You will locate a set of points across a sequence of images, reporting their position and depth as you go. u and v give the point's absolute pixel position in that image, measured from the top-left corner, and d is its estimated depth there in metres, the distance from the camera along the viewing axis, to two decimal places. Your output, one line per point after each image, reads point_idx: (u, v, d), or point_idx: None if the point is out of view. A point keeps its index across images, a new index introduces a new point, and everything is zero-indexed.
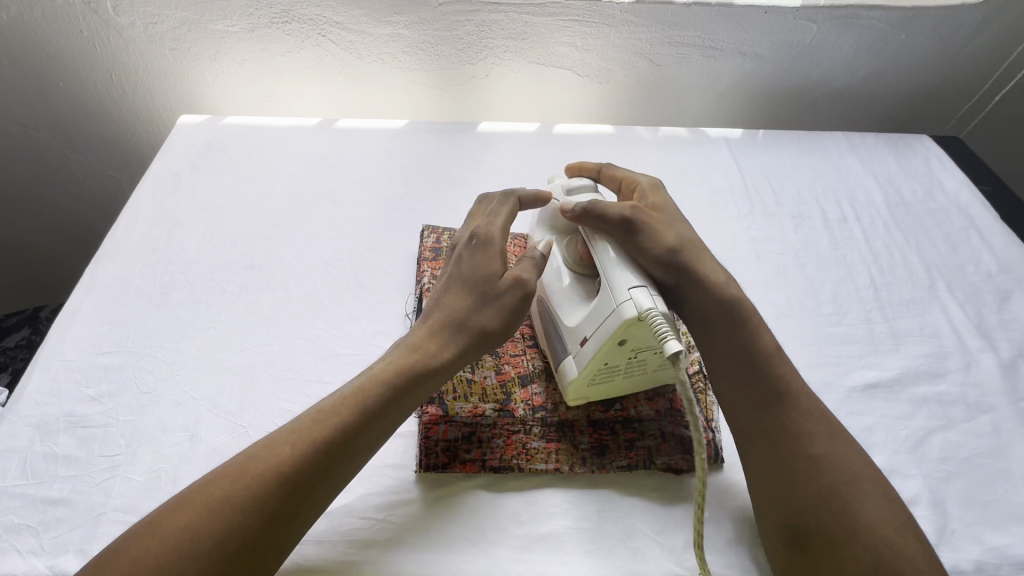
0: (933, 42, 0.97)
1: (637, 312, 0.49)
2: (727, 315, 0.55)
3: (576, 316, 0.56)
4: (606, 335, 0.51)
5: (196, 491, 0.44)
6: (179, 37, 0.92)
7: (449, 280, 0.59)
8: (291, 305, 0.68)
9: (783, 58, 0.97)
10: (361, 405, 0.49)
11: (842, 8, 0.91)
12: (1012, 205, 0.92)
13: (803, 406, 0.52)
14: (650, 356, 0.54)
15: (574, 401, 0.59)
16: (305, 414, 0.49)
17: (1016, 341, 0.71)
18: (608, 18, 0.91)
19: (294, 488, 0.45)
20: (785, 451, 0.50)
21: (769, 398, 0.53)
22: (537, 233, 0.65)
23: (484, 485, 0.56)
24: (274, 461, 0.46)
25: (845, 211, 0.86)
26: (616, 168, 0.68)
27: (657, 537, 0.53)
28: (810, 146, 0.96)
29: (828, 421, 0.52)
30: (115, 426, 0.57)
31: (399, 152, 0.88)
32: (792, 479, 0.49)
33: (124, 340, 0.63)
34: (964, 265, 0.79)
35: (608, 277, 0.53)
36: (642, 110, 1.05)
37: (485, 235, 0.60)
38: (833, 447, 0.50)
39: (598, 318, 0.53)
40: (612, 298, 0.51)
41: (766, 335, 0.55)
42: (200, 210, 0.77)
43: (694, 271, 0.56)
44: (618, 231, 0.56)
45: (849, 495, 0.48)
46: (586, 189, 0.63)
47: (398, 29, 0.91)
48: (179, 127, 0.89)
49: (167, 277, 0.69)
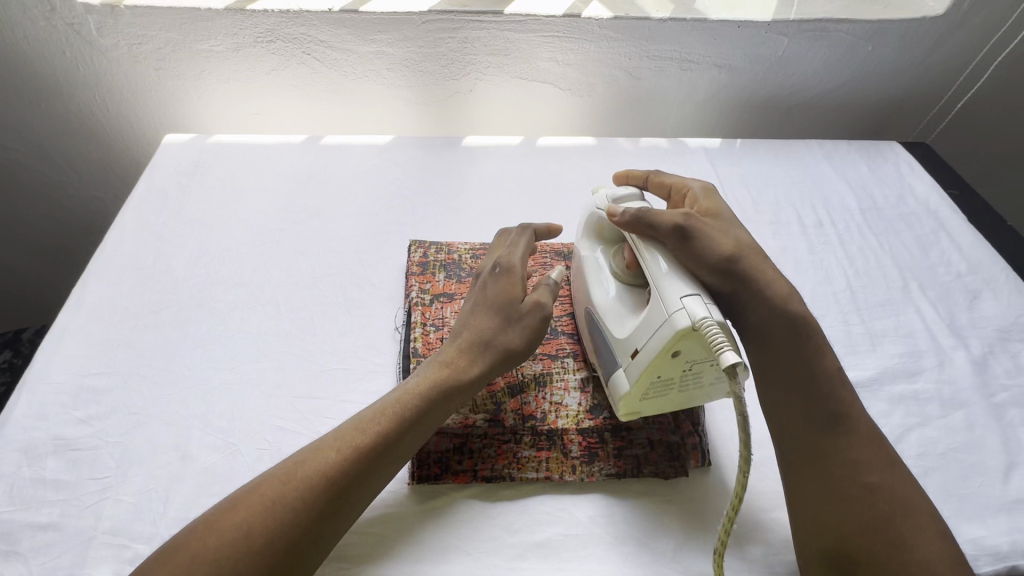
0: (901, 52, 1.01)
1: (691, 322, 0.49)
2: (788, 326, 0.56)
3: (626, 327, 0.56)
4: (658, 346, 0.51)
5: (242, 494, 0.47)
6: (164, 57, 0.93)
7: (472, 305, 0.62)
8: (280, 322, 0.68)
9: (757, 70, 1.00)
10: (397, 415, 0.52)
11: (811, 22, 0.94)
12: (979, 207, 0.96)
13: (862, 433, 0.53)
14: (706, 369, 0.53)
15: (622, 414, 0.58)
16: (344, 424, 0.52)
17: (986, 339, 0.73)
18: (587, 33, 0.93)
19: (333, 494, 0.47)
20: (843, 477, 0.51)
21: (830, 422, 0.53)
22: (582, 245, 0.67)
23: (477, 495, 0.57)
24: (316, 466, 0.48)
25: (821, 216, 0.89)
26: (663, 174, 0.68)
27: (648, 541, 0.54)
28: (786, 154, 0.99)
29: (886, 449, 0.53)
30: (104, 448, 0.57)
31: (385, 167, 0.90)
32: (846, 505, 0.50)
33: (112, 361, 0.63)
34: (935, 266, 0.82)
35: (659, 286, 0.53)
36: (623, 122, 1.08)
37: (507, 262, 0.64)
38: (892, 476, 0.51)
39: (650, 329, 0.52)
40: (665, 309, 0.51)
41: (826, 354, 0.55)
42: (187, 229, 0.78)
43: (749, 280, 0.56)
44: (669, 237, 0.56)
45: (903, 525, 0.49)
46: (635, 197, 0.63)
47: (382, 47, 0.93)
48: (165, 146, 0.90)
49: (155, 297, 0.69)
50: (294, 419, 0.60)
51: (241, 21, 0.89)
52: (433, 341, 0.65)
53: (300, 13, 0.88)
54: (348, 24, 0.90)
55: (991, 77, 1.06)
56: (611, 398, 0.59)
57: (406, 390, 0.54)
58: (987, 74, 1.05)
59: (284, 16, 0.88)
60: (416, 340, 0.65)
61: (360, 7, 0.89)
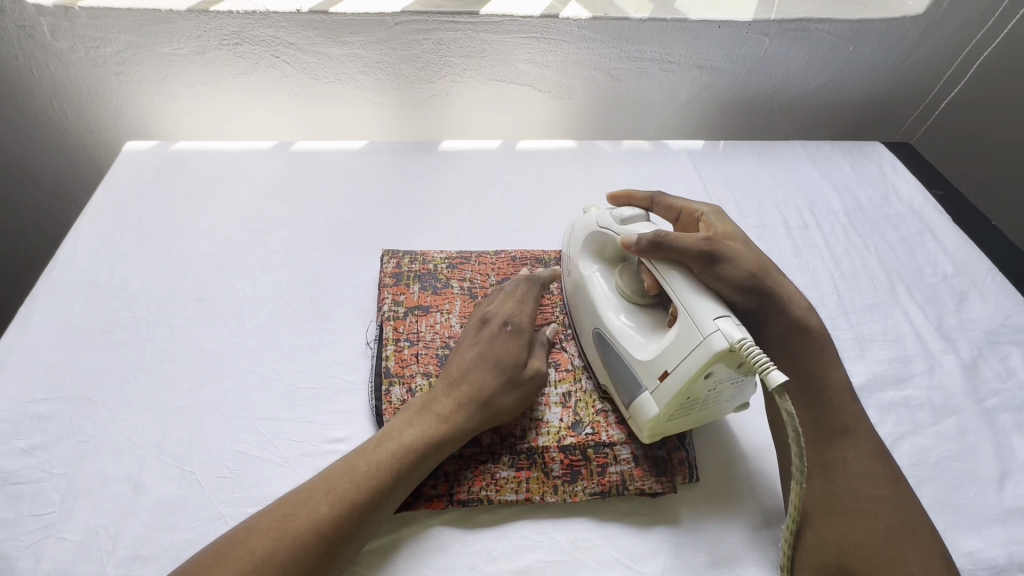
0: (882, 52, 1.00)
1: (729, 344, 0.46)
2: (808, 341, 0.55)
3: (649, 350, 0.53)
4: (693, 368, 0.48)
5: (229, 543, 0.44)
6: (124, 61, 0.89)
7: (472, 353, 0.58)
8: (245, 339, 0.64)
9: (739, 70, 0.99)
10: (394, 464, 0.50)
11: (791, 21, 0.93)
12: (963, 207, 0.95)
13: (869, 447, 0.51)
14: (729, 388, 0.51)
15: (645, 437, 0.55)
16: (334, 472, 0.49)
17: (975, 342, 0.72)
18: (565, 35, 0.91)
19: (324, 552, 0.44)
20: (847, 492, 0.49)
21: (838, 435, 0.52)
22: (582, 262, 0.64)
23: (452, 521, 0.53)
24: (307, 519, 0.45)
25: (806, 218, 0.87)
26: (668, 197, 0.65)
27: (634, 565, 0.52)
28: (770, 155, 0.97)
29: (892, 465, 0.51)
30: (49, 480, 0.52)
31: (358, 174, 0.86)
32: (851, 521, 0.48)
33: (60, 385, 0.59)
34: (921, 268, 0.81)
35: (687, 305, 0.50)
36: (605, 124, 1.05)
37: (518, 320, 0.60)
38: (897, 492, 0.49)
39: (681, 350, 0.50)
40: (697, 329, 0.48)
41: (839, 369, 0.55)
42: (147, 241, 0.74)
43: (773, 297, 0.55)
44: (696, 261, 0.53)
45: (907, 544, 0.46)
46: (642, 218, 0.60)
47: (354, 49, 0.90)
48: (125, 153, 0.85)
49: (109, 314, 0.65)
50: (256, 444, 0.56)
51: (205, 23, 0.85)
52: (407, 358, 0.61)
53: (267, 15, 0.85)
54: (319, 26, 0.87)
55: (973, 77, 1.06)
56: (631, 421, 0.56)
57: (401, 439, 0.51)
58: (969, 74, 1.05)
59: (250, 17, 0.85)
60: (389, 358, 0.61)
61: (330, 8, 0.85)
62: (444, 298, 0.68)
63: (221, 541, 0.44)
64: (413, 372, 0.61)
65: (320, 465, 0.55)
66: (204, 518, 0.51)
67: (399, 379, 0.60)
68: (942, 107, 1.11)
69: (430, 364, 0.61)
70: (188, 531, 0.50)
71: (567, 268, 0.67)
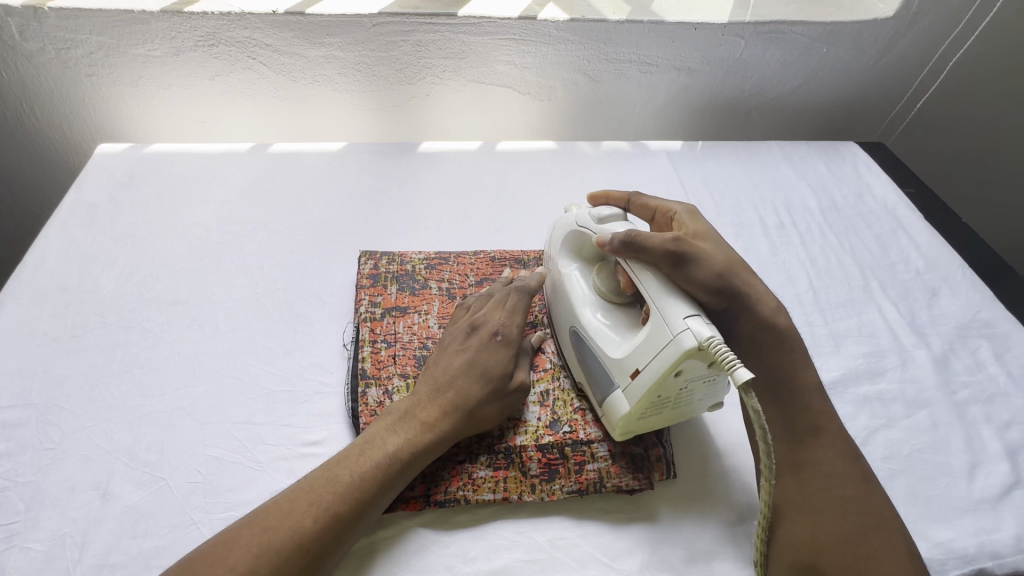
0: (856, 53, 1.02)
1: (698, 342, 0.46)
2: (778, 340, 0.55)
3: (622, 348, 0.54)
4: (662, 367, 0.48)
5: (207, 554, 0.43)
6: (96, 62, 0.87)
7: (457, 362, 0.57)
8: (219, 342, 0.63)
9: (716, 72, 1.00)
10: (375, 476, 0.49)
11: (765, 24, 0.94)
12: (935, 205, 0.97)
13: (838, 444, 0.51)
14: (701, 386, 0.52)
15: (618, 436, 0.56)
16: (314, 481, 0.48)
17: (946, 336, 0.73)
18: (544, 36, 0.91)
19: (307, 564, 0.44)
20: (816, 491, 0.49)
21: (807, 434, 0.52)
22: (559, 261, 0.64)
23: (429, 523, 0.53)
24: (288, 532, 0.44)
25: (782, 217, 0.88)
26: (644, 197, 0.65)
27: (611, 563, 0.52)
28: (748, 155, 0.98)
29: (861, 463, 0.51)
30: (14, 489, 0.51)
31: (337, 175, 0.86)
32: (819, 519, 0.48)
33: (26, 391, 0.58)
34: (894, 264, 0.82)
35: (659, 304, 0.50)
36: (586, 125, 1.06)
37: (508, 332, 0.59)
38: (866, 489, 0.50)
39: (652, 349, 0.50)
40: (668, 329, 0.48)
41: (809, 369, 0.55)
42: (120, 245, 0.72)
43: (741, 297, 0.55)
44: (664, 261, 0.53)
45: (874, 541, 0.47)
46: (619, 218, 0.60)
47: (332, 51, 0.89)
48: (98, 155, 0.84)
49: (79, 318, 0.64)
50: (230, 448, 0.55)
51: (179, 24, 0.84)
52: (384, 360, 0.61)
53: (242, 16, 0.84)
54: (296, 27, 0.86)
55: (945, 79, 1.08)
56: (604, 419, 0.56)
57: (384, 449, 0.50)
58: (941, 76, 1.08)
59: (225, 18, 0.84)
60: (365, 360, 0.61)
61: (306, 9, 0.85)
62: (422, 299, 0.67)
63: (199, 551, 0.43)
64: (390, 373, 0.60)
65: (295, 469, 0.55)
66: (175, 525, 0.50)
67: (375, 381, 0.59)
68: (916, 107, 1.13)
69: (408, 365, 0.61)
70: (159, 538, 0.49)
71: (546, 267, 0.67)
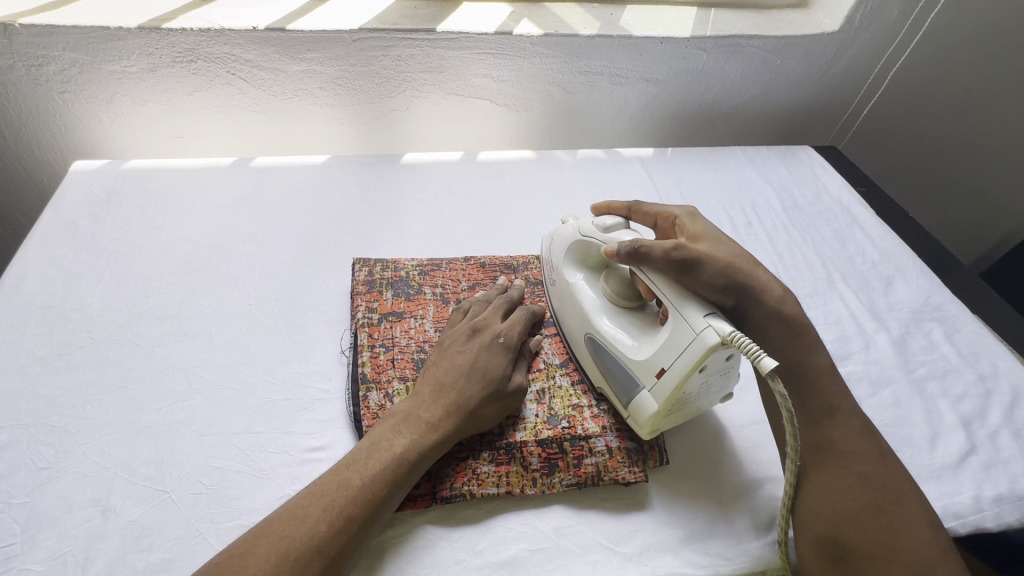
0: (809, 63, 1.09)
1: (720, 338, 0.49)
2: (787, 328, 0.58)
3: (643, 351, 0.57)
4: (688, 364, 0.51)
5: (222, 563, 0.43)
6: (70, 78, 0.86)
7: (457, 363, 0.59)
8: (213, 356, 0.63)
9: (681, 83, 1.06)
10: (383, 476, 0.50)
11: (725, 38, 1.00)
12: (885, 202, 1.06)
13: (852, 423, 0.54)
14: (717, 378, 0.55)
15: (647, 436, 0.58)
16: (324, 486, 0.48)
17: (902, 321, 0.80)
18: (519, 50, 0.95)
19: (325, 568, 0.45)
20: (836, 469, 0.52)
21: (822, 416, 0.55)
22: (565, 271, 0.68)
23: (436, 519, 0.54)
24: (303, 535, 0.45)
25: (749, 216, 0.94)
26: (644, 204, 0.69)
27: (614, 547, 0.54)
28: (713, 160, 1.04)
29: (878, 442, 0.54)
30: (7, 512, 0.50)
31: (323, 187, 0.87)
32: (841, 494, 0.50)
33: (14, 412, 0.56)
34: (853, 257, 0.89)
35: (677, 305, 0.54)
36: (559, 135, 1.11)
37: (507, 337, 0.61)
38: (884, 465, 0.52)
39: (675, 348, 0.53)
40: (689, 327, 0.52)
41: (820, 352, 0.58)
42: (105, 261, 0.72)
43: (748, 291, 0.57)
44: (670, 268, 0.56)
45: (894, 513, 0.49)
46: (622, 226, 0.64)
47: (313, 66, 0.90)
48: (75, 173, 0.83)
49: (66, 336, 0.63)
50: (231, 458, 0.55)
51: (156, 40, 0.83)
52: (383, 364, 0.62)
53: (219, 30, 0.83)
54: (273, 41, 0.86)
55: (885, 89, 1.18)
56: (631, 421, 0.59)
57: (392, 450, 0.52)
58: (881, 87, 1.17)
59: (204, 35, 0.83)
60: (365, 364, 0.62)
61: (287, 25, 0.85)
62: (416, 306, 0.69)
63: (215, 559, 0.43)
64: (389, 376, 0.61)
65: (300, 475, 0.55)
66: (181, 536, 0.50)
67: (374, 386, 0.60)
68: (862, 114, 1.23)
69: (406, 369, 0.62)
70: (166, 551, 0.49)
71: (551, 278, 0.70)
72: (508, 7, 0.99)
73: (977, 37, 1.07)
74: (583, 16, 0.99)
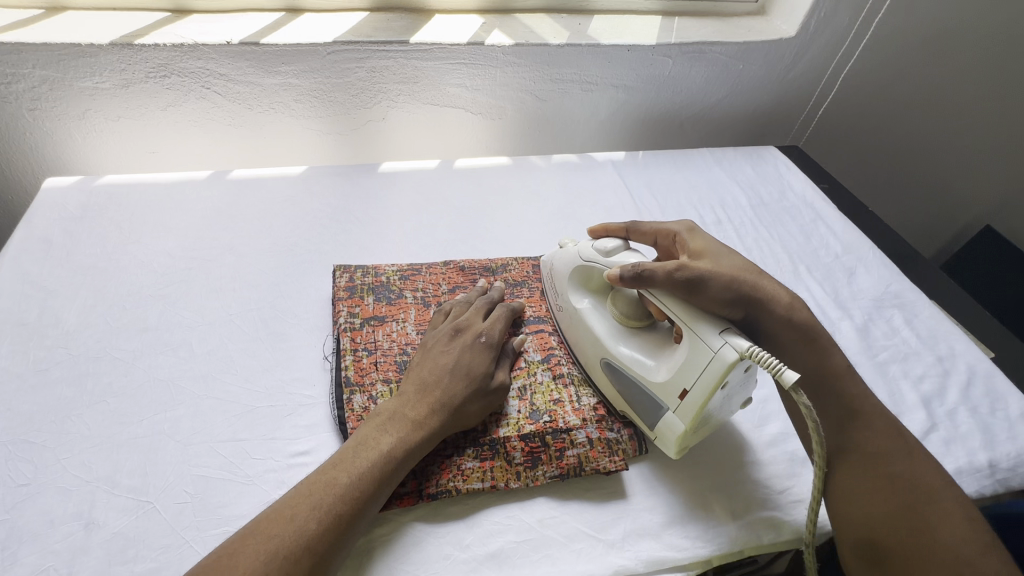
0: (770, 67, 1.14)
1: (738, 354, 0.51)
2: (800, 334, 0.60)
3: (662, 372, 0.57)
4: (711, 383, 0.53)
5: (213, 563, 0.43)
6: (40, 96, 0.86)
7: (441, 362, 0.60)
8: (194, 367, 0.63)
9: (649, 89, 1.10)
10: (368, 474, 0.51)
11: (690, 44, 1.04)
12: (846, 198, 1.11)
13: (878, 425, 0.55)
14: (735, 390, 0.57)
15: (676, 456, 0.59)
16: (311, 486, 0.49)
17: (865, 308, 0.84)
18: (492, 60, 0.97)
19: (314, 565, 0.45)
20: (863, 470, 0.53)
21: (845, 419, 0.56)
22: (570, 296, 0.68)
23: (423, 516, 0.55)
24: (289, 535, 0.45)
25: (719, 215, 0.97)
26: (642, 223, 0.70)
27: (598, 534, 0.56)
28: (683, 161, 1.08)
29: (906, 440, 0.55)
30: None
31: (301, 197, 0.88)
32: (870, 495, 0.51)
33: None
34: (817, 250, 0.93)
35: (691, 325, 0.55)
36: (533, 142, 1.14)
37: (490, 336, 0.63)
38: (914, 465, 0.53)
39: (694, 368, 0.54)
40: (707, 347, 0.53)
41: (835, 354, 0.60)
42: (81, 276, 0.71)
43: (755, 302, 0.59)
44: (679, 288, 0.57)
45: (927, 512, 0.49)
46: (622, 248, 0.65)
47: (287, 78, 0.91)
48: (47, 190, 0.82)
49: (43, 352, 0.62)
50: (216, 467, 0.56)
51: (127, 57, 0.83)
52: (366, 367, 0.63)
53: (192, 45, 0.84)
54: (247, 55, 0.87)
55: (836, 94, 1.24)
56: (659, 442, 0.60)
57: (379, 448, 0.53)
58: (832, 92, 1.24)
59: (176, 50, 0.84)
60: (348, 368, 0.63)
61: (260, 39, 0.86)
62: (398, 309, 0.70)
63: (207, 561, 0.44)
64: (372, 379, 0.62)
65: (285, 479, 0.56)
66: (167, 546, 0.50)
67: (357, 388, 0.61)
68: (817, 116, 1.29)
69: (389, 370, 0.63)
70: (152, 560, 0.49)
71: (556, 303, 0.71)
72: (479, 19, 1.01)
73: (925, 38, 1.13)
74: (554, 27, 1.02)
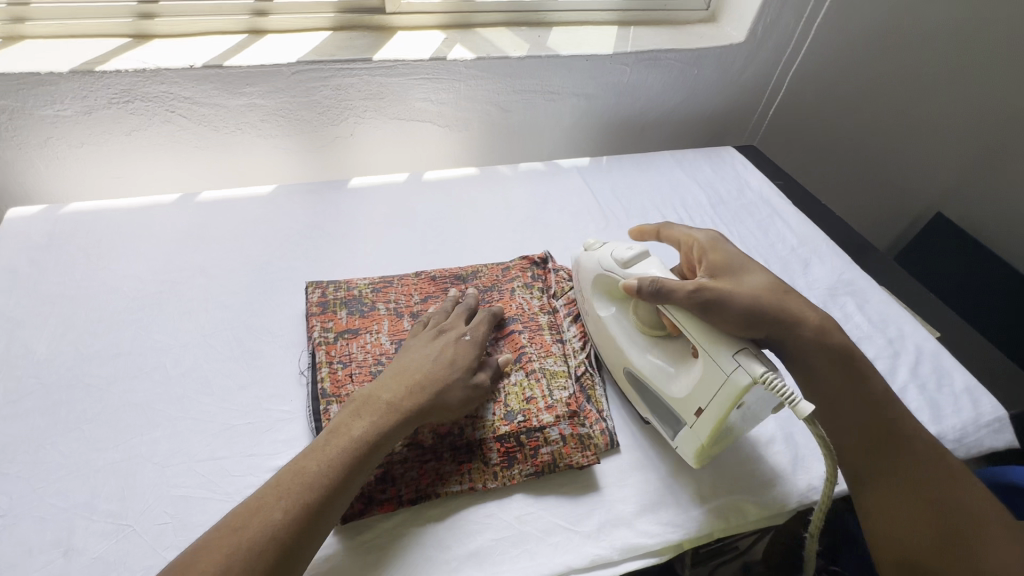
0: (724, 71, 1.18)
1: (751, 378, 0.52)
2: (833, 356, 0.61)
3: (680, 387, 0.60)
4: (725, 403, 0.55)
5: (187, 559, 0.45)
6: (1, 128, 0.85)
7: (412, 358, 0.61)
8: (171, 388, 0.64)
9: (608, 96, 1.14)
10: (336, 463, 0.52)
11: (645, 53, 1.08)
12: (800, 193, 1.17)
13: (919, 450, 0.58)
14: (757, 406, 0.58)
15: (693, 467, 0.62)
16: (285, 476, 0.51)
17: (820, 297, 0.88)
18: (456, 74, 0.99)
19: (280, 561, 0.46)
20: (908, 496, 0.55)
21: (889, 444, 0.58)
22: (596, 302, 0.71)
23: (403, 521, 0.57)
24: (262, 524, 0.47)
25: (681, 215, 1.01)
26: (672, 226, 0.73)
27: (573, 527, 0.58)
28: (644, 165, 1.12)
29: (949, 465, 0.57)
30: None
31: (273, 215, 0.89)
32: (913, 520, 0.54)
33: None
34: (774, 244, 0.98)
35: (705, 346, 0.56)
36: (499, 151, 1.17)
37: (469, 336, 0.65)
38: (954, 490, 0.55)
39: (709, 387, 0.56)
40: (720, 369, 0.55)
41: (875, 377, 0.61)
42: (49, 305, 0.71)
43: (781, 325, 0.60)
44: (694, 308, 0.58)
45: (971, 538, 0.52)
46: (644, 257, 0.66)
47: (252, 99, 0.92)
48: (11, 221, 0.81)
49: (14, 384, 0.62)
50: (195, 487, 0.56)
51: (88, 84, 0.83)
52: (341, 379, 0.64)
53: (156, 69, 0.85)
54: (212, 78, 0.88)
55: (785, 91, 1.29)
56: (679, 451, 0.62)
57: (352, 433, 0.54)
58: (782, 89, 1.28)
59: (139, 75, 0.84)
60: (324, 380, 0.64)
61: (222, 62, 0.87)
62: (371, 323, 0.71)
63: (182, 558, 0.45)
64: (348, 390, 0.63)
65: None
66: (150, 566, 0.51)
67: (334, 399, 0.62)
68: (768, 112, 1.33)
69: (365, 381, 0.64)
70: None
71: (585, 309, 0.73)
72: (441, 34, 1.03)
73: (869, 37, 1.21)
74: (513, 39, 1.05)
